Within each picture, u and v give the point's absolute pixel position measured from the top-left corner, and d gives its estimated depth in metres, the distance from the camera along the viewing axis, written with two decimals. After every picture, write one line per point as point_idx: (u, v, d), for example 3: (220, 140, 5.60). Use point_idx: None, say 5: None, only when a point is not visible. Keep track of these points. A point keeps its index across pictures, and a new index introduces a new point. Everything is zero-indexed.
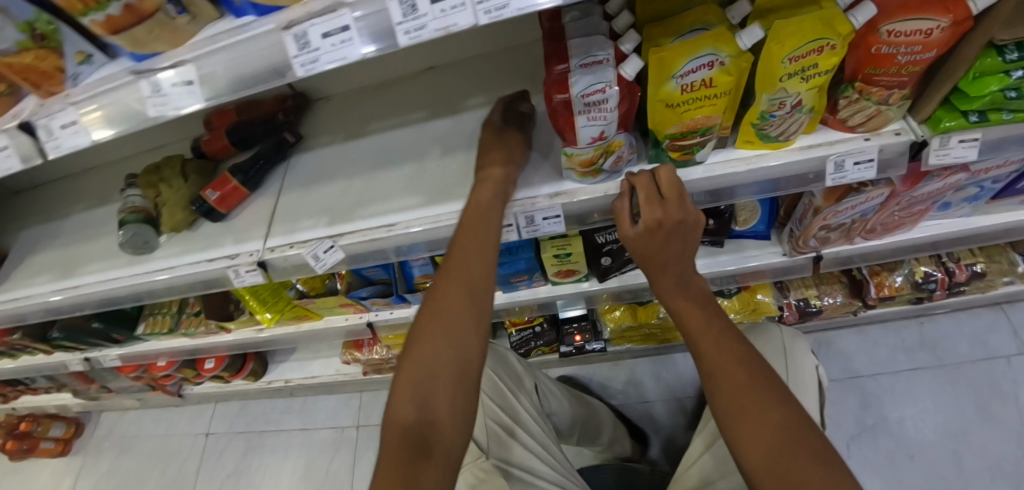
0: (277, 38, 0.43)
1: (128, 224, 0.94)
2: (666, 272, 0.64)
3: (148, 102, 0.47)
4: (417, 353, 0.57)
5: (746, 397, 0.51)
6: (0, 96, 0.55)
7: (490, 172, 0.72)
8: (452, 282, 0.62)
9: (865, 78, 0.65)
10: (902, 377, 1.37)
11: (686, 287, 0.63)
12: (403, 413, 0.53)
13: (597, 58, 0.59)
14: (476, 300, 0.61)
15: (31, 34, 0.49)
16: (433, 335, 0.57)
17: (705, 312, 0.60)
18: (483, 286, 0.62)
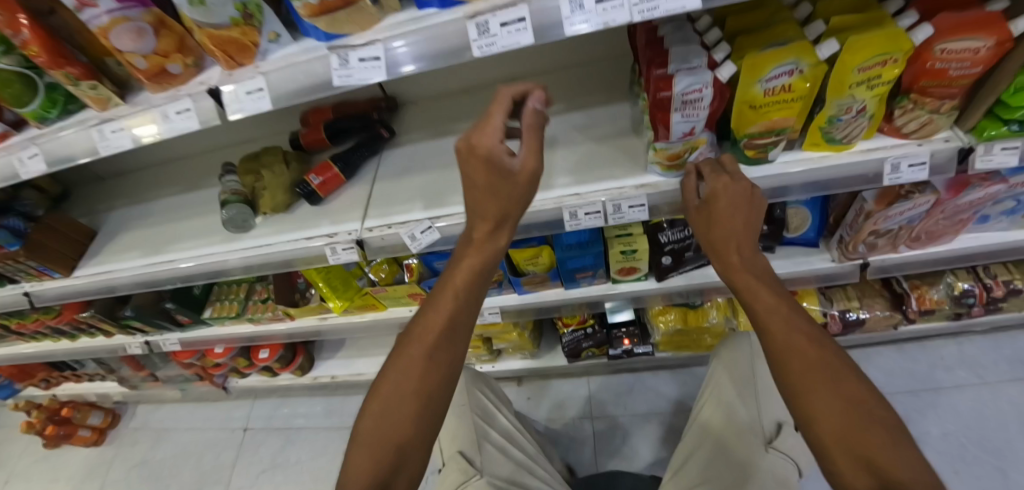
0: (461, 25, 0.53)
1: (231, 204, 1.02)
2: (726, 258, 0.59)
3: (334, 73, 0.56)
4: (387, 396, 0.50)
5: (820, 376, 0.45)
6: (188, 68, 0.67)
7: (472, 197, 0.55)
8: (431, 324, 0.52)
9: (919, 90, 0.71)
10: (943, 394, 1.39)
11: (744, 263, 0.57)
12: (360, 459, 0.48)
13: (691, 65, 0.67)
14: (456, 347, 0.52)
15: (243, 13, 0.58)
16: (407, 374, 0.50)
17: (766, 288, 0.54)
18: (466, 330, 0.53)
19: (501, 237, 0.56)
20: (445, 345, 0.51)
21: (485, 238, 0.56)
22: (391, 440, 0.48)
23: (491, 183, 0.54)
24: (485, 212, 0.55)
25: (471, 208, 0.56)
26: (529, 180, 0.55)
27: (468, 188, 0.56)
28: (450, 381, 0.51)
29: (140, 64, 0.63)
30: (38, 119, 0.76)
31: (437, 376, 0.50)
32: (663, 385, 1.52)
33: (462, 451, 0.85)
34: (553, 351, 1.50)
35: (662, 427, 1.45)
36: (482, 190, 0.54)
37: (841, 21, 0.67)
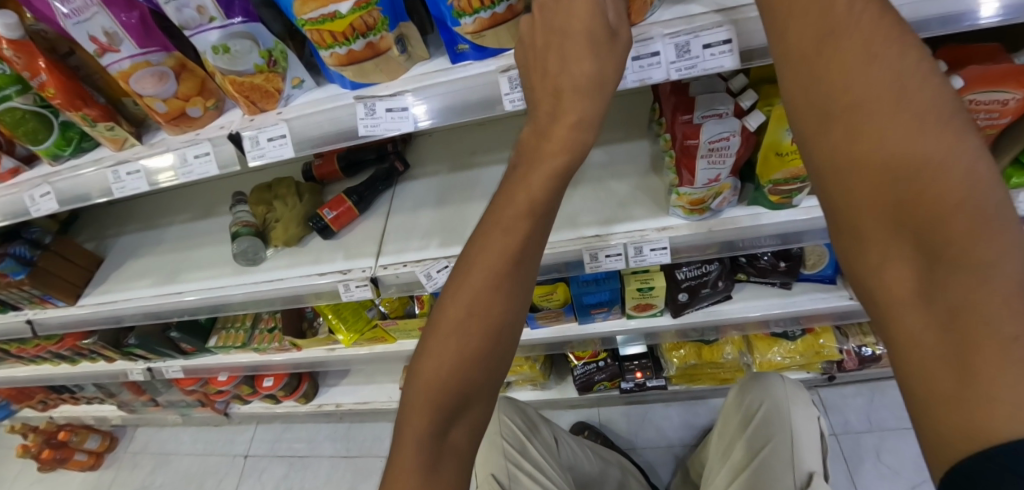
0: (493, 77, 0.53)
1: (243, 236, 1.00)
2: (818, 118, 0.34)
3: (361, 123, 0.56)
4: (438, 351, 0.47)
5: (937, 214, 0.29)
6: (209, 111, 0.65)
7: (570, 85, 0.44)
8: (477, 283, 0.46)
9: None
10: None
11: (864, 113, 0.31)
12: (422, 394, 0.47)
13: (717, 111, 0.67)
14: (503, 309, 0.47)
15: (268, 60, 0.57)
16: (457, 334, 0.46)
17: (908, 149, 0.30)
18: (514, 291, 0.47)
19: (589, 126, 0.45)
20: (490, 308, 0.46)
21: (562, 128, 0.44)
22: (440, 395, 0.46)
23: (591, 31, 0.44)
24: (542, 168, 0.45)
25: (557, 73, 0.44)
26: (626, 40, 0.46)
27: (555, 43, 0.44)
28: (505, 344, 0.48)
29: (160, 107, 0.62)
30: (51, 157, 0.74)
31: (492, 340, 0.47)
32: (675, 418, 1.48)
33: (495, 475, 0.95)
34: (563, 383, 1.47)
35: (676, 461, 1.41)
36: (580, 44, 0.43)
37: None
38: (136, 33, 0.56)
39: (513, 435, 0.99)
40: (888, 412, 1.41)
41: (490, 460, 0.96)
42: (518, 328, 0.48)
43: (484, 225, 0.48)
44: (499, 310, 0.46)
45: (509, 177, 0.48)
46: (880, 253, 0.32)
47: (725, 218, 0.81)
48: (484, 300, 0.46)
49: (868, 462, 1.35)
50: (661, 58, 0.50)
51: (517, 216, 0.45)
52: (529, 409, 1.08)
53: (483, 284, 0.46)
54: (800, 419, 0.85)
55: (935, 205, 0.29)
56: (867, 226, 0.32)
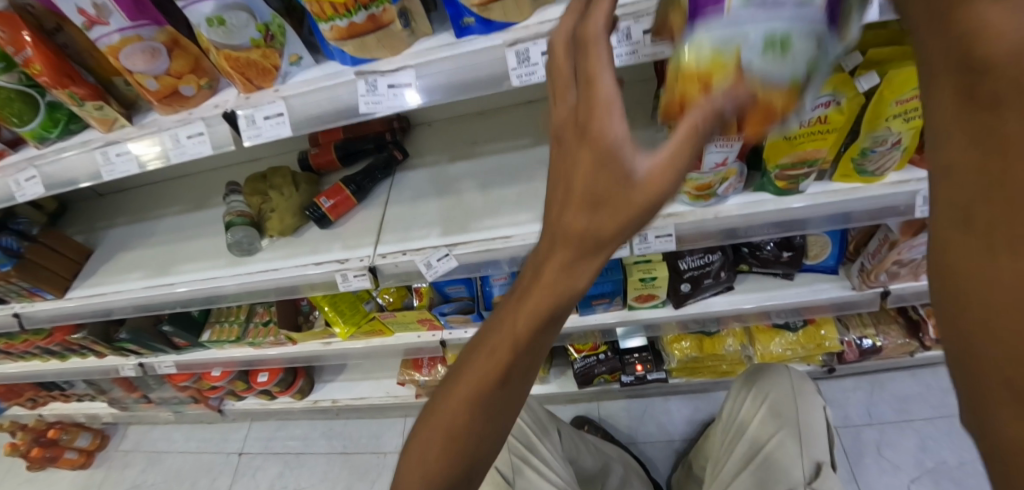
0: (501, 52, 0.51)
1: (237, 226, 0.98)
2: (993, 140, 0.20)
3: (361, 99, 0.55)
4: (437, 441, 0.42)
5: None
6: (202, 89, 0.63)
7: (562, 228, 0.34)
8: (479, 377, 0.40)
9: None
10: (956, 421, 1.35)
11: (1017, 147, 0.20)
12: (412, 486, 0.44)
13: None
14: (510, 395, 0.41)
15: (265, 34, 0.55)
16: (457, 417, 0.41)
17: None
18: (519, 381, 0.40)
19: (583, 274, 0.35)
20: (481, 417, 0.41)
21: (569, 271, 0.35)
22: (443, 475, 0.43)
23: (597, 193, 0.31)
24: (531, 302, 0.36)
25: (556, 211, 0.34)
26: (655, 206, 0.30)
27: (558, 179, 0.34)
28: (512, 420, 0.43)
29: (151, 85, 0.60)
30: (37, 140, 0.71)
31: (487, 447, 0.43)
32: (676, 413, 1.47)
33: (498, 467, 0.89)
34: (563, 377, 1.46)
35: (676, 454, 1.40)
36: (579, 197, 0.32)
37: (878, 53, 0.66)
38: (126, 5, 0.53)
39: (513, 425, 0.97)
40: (887, 405, 1.41)
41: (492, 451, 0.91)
42: (522, 407, 0.43)
43: (486, 335, 0.40)
44: (504, 398, 0.41)
45: (517, 285, 0.39)
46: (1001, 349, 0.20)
47: (732, 205, 0.80)
48: (479, 413, 0.41)
49: (867, 456, 1.35)
50: None
51: (518, 339, 0.38)
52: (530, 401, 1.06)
53: (479, 399, 0.40)
54: (808, 411, 0.85)
55: None
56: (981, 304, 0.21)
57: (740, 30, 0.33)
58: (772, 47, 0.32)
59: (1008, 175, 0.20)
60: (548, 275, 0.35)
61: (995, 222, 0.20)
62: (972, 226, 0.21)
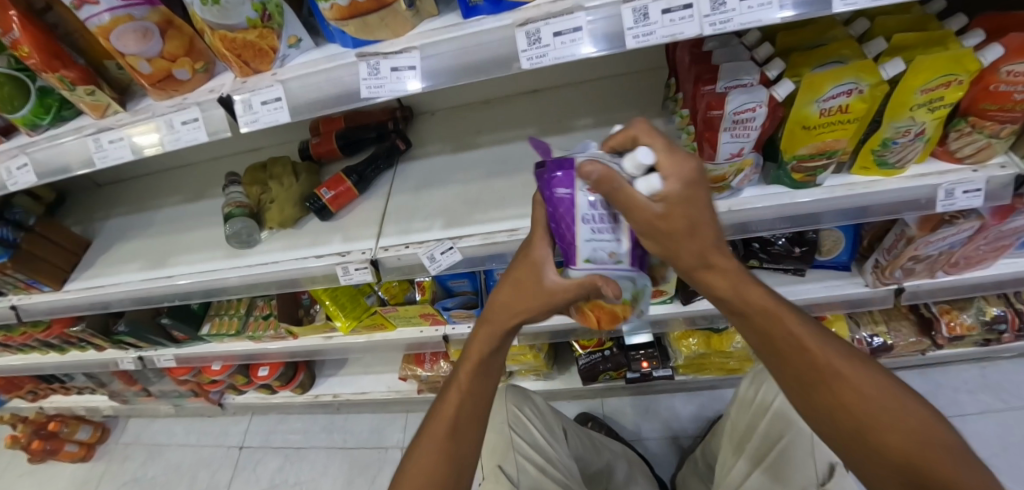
0: (510, 33, 0.49)
1: (236, 217, 0.95)
2: (754, 317, 0.52)
3: (363, 83, 0.52)
4: (413, 479, 0.60)
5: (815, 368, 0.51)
6: (197, 73, 0.61)
7: (501, 299, 0.61)
8: (443, 422, 0.62)
9: (978, 113, 0.67)
10: (966, 421, 1.32)
11: (760, 325, 0.52)
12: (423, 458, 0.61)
13: (742, 82, 0.63)
14: (464, 433, 0.62)
15: (261, 14, 0.52)
16: (442, 441, 0.61)
17: (784, 338, 0.51)
18: (471, 420, 0.63)
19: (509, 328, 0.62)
20: (475, 402, 0.64)
21: (511, 308, 0.61)
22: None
23: (524, 282, 0.59)
24: (494, 323, 0.63)
25: (503, 296, 0.61)
26: (556, 297, 0.56)
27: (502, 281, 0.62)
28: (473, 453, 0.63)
29: (144, 68, 0.57)
30: (28, 127, 0.69)
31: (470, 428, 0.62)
32: (680, 410, 1.45)
33: (501, 466, 0.87)
34: (567, 373, 1.44)
35: (681, 452, 1.38)
36: (511, 287, 0.60)
37: (903, 39, 0.63)
38: None
39: (518, 424, 0.95)
40: None
41: (497, 451, 0.89)
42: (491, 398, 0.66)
43: (468, 350, 0.65)
44: (461, 438, 0.62)
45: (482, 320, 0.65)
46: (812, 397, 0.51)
47: (746, 198, 0.77)
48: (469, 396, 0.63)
49: None
50: (694, 11, 0.44)
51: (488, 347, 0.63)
52: (535, 400, 1.05)
53: (466, 385, 0.64)
54: None
55: (812, 366, 0.51)
56: (798, 383, 0.52)
57: (593, 273, 0.54)
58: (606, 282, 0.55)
59: (765, 329, 0.52)
60: (502, 309, 0.62)
61: (779, 351, 0.52)
62: (775, 355, 0.53)
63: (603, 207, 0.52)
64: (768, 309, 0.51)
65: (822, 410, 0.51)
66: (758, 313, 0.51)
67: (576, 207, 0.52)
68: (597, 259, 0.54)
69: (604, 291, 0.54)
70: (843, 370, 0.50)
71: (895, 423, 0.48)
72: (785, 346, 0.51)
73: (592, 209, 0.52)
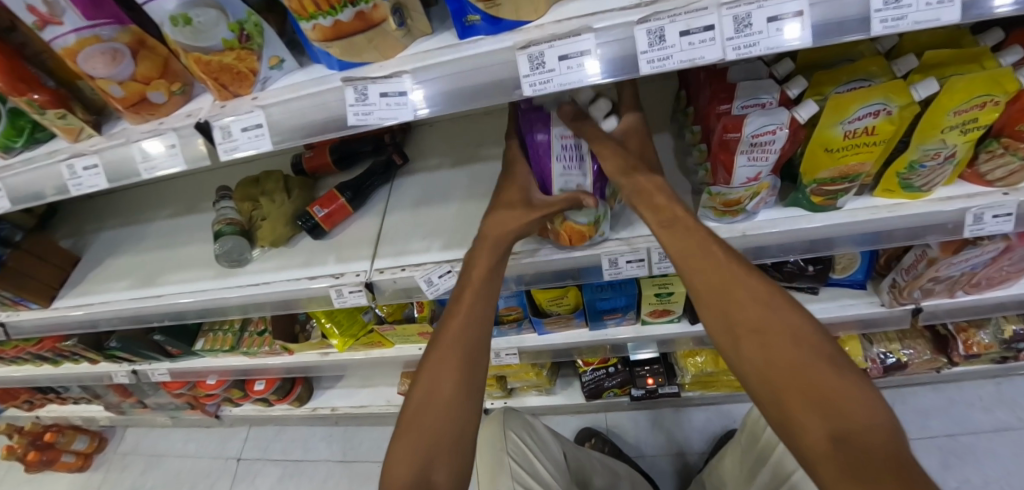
0: (511, 56, 0.44)
1: (226, 235, 0.92)
2: (687, 240, 0.54)
3: (349, 110, 0.47)
4: (422, 410, 0.54)
5: (733, 288, 0.49)
6: (174, 96, 0.57)
7: (489, 223, 0.68)
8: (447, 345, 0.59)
9: (1011, 134, 0.63)
10: (980, 439, 1.28)
11: (689, 247, 0.54)
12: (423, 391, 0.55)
13: (761, 101, 0.59)
14: (469, 351, 0.58)
15: (239, 34, 0.48)
16: (443, 370, 0.56)
17: (710, 258, 0.52)
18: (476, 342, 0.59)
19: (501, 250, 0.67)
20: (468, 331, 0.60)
21: (502, 231, 0.67)
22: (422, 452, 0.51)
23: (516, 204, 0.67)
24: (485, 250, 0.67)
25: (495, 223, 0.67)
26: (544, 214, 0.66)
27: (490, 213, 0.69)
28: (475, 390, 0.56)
29: (116, 92, 0.53)
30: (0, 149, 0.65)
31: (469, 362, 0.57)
32: (687, 425, 1.41)
33: None
34: (570, 388, 1.40)
35: (687, 470, 1.34)
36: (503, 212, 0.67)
37: (935, 56, 0.59)
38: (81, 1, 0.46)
39: (517, 452, 0.89)
40: (907, 420, 1.34)
41: (496, 481, 0.84)
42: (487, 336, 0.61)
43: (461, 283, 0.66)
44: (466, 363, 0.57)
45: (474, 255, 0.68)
46: (735, 323, 0.47)
47: (761, 222, 0.73)
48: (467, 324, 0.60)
49: None
50: (716, 34, 0.40)
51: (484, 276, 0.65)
52: (535, 425, 1.00)
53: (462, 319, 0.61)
54: None
55: (732, 287, 0.49)
56: (719, 306, 0.49)
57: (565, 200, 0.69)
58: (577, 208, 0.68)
59: (696, 250, 0.53)
60: (492, 234, 0.67)
61: (705, 273, 0.51)
62: (699, 279, 0.51)
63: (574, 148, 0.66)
64: (697, 232, 0.54)
65: (736, 336, 0.47)
66: (687, 231, 0.55)
67: (553, 149, 0.66)
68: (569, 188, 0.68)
69: (584, 203, 0.66)
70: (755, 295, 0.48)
71: (806, 357, 0.43)
72: (706, 261, 0.52)
73: (565, 150, 0.67)
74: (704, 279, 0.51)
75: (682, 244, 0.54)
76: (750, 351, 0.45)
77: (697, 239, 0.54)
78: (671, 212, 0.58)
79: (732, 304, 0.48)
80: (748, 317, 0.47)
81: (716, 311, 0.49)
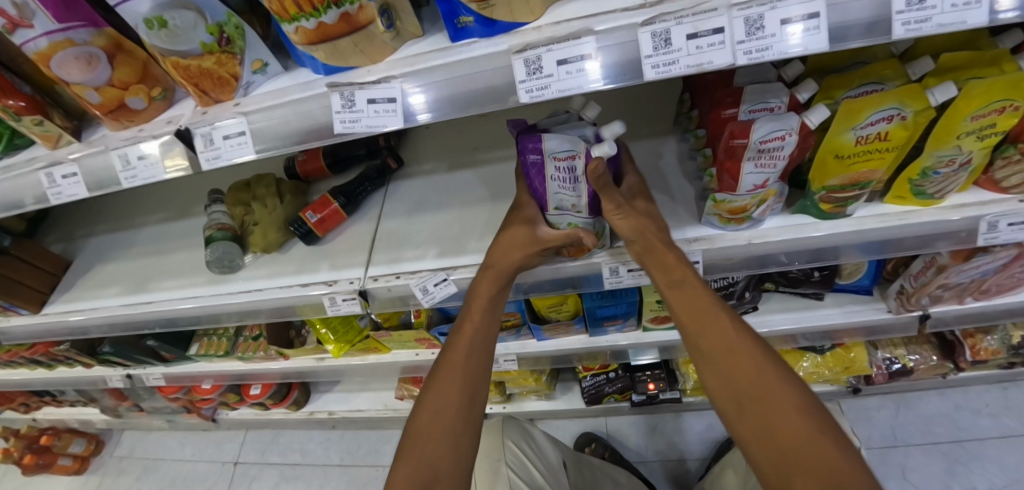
0: (505, 61, 0.42)
1: (217, 241, 0.89)
2: (690, 308, 0.57)
3: (336, 117, 0.45)
4: (423, 438, 0.56)
5: (735, 357, 0.52)
6: (155, 101, 0.55)
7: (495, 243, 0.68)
8: (450, 372, 0.60)
9: None
10: (986, 445, 1.26)
11: (694, 317, 0.57)
12: (426, 418, 0.57)
13: (768, 105, 0.57)
14: (474, 380, 0.60)
15: (218, 37, 0.46)
16: (447, 399, 0.58)
17: (713, 327, 0.55)
18: (477, 372, 0.61)
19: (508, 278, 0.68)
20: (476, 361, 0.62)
21: (509, 258, 0.67)
22: (422, 482, 0.53)
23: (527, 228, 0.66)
24: (491, 276, 0.67)
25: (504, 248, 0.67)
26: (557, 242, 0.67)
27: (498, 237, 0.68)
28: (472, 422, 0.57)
29: (92, 97, 0.51)
30: None
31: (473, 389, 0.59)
32: (688, 430, 1.39)
33: None
34: (570, 393, 1.38)
35: (688, 476, 1.32)
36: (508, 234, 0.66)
37: (952, 58, 0.56)
38: (52, 4, 0.44)
39: (515, 461, 0.87)
40: (912, 426, 1.32)
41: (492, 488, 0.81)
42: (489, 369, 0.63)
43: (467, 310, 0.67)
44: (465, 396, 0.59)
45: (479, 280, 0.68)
46: (733, 391, 0.51)
47: (768, 229, 0.71)
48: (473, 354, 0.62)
49: (891, 481, 1.25)
50: (726, 37, 0.37)
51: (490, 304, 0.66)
52: (534, 434, 0.98)
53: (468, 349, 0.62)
54: None
55: (734, 358, 0.52)
56: (721, 373, 0.52)
57: (559, 220, 0.67)
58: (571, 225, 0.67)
59: (700, 319, 0.56)
60: (500, 261, 0.67)
61: (708, 343, 0.54)
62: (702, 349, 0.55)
63: (567, 170, 0.60)
64: (700, 300, 0.57)
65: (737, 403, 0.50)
66: (693, 294, 0.58)
67: (546, 170, 0.61)
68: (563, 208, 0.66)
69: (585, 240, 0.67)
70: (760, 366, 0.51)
71: (805, 426, 0.46)
72: (713, 330, 0.55)
73: (559, 172, 0.61)
74: (712, 345, 0.54)
75: (687, 312, 0.57)
76: (749, 415, 0.49)
77: (702, 308, 0.57)
78: (678, 276, 0.60)
79: (732, 373, 0.51)
80: (754, 389, 0.49)
81: (718, 380, 0.52)
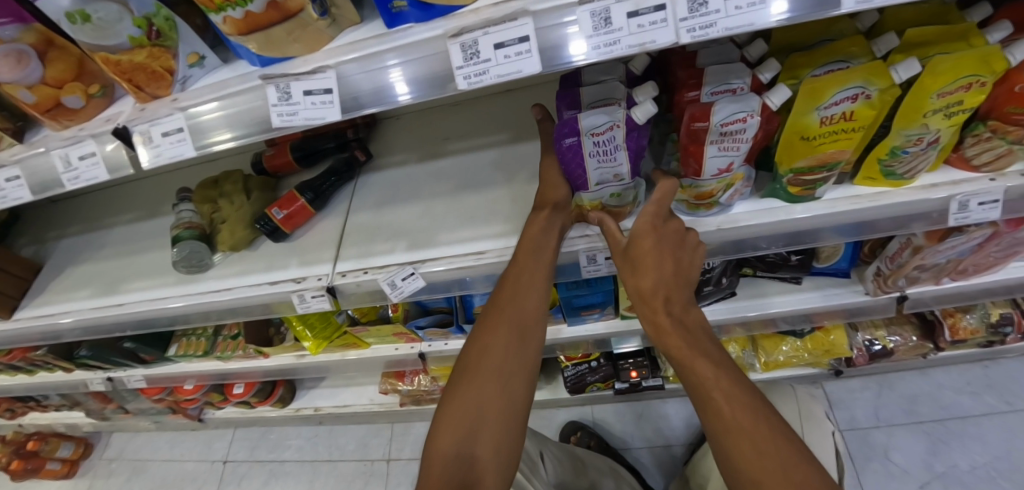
0: (443, 46, 0.40)
1: (184, 240, 0.88)
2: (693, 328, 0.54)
3: (274, 110, 0.43)
4: (465, 386, 0.57)
5: (736, 395, 0.47)
6: (93, 99, 0.53)
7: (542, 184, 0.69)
8: (498, 321, 0.61)
9: (1000, 116, 0.59)
10: (967, 423, 1.27)
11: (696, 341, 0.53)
12: (473, 370, 0.58)
13: (731, 86, 0.56)
14: (517, 340, 0.59)
15: (147, 30, 0.44)
16: (487, 359, 0.58)
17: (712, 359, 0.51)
18: (527, 330, 0.60)
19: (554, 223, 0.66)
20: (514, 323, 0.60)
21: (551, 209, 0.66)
22: (466, 426, 0.55)
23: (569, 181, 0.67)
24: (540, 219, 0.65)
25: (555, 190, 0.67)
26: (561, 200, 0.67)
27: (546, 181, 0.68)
28: (510, 378, 0.57)
29: (25, 97, 0.50)
30: None
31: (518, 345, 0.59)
32: (675, 416, 1.39)
33: None
34: (555, 383, 1.38)
35: (674, 461, 1.33)
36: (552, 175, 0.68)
37: (918, 34, 0.55)
38: None
39: None
40: (893, 405, 1.33)
41: None
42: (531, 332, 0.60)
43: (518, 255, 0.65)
44: (509, 369, 0.58)
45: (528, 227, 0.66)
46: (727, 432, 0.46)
47: (737, 214, 0.70)
48: (515, 317, 0.61)
49: (874, 461, 1.27)
50: (668, 14, 0.36)
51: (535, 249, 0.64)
52: None
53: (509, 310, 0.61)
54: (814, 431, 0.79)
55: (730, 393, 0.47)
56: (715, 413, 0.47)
57: (598, 195, 0.66)
58: (613, 195, 0.66)
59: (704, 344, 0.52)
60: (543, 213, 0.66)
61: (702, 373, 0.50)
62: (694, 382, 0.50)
63: (607, 142, 0.58)
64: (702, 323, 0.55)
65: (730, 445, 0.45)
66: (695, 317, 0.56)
67: (584, 147, 0.59)
68: (602, 182, 0.64)
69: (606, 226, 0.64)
70: (753, 414, 0.46)
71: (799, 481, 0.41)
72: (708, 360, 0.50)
73: (598, 146, 0.58)
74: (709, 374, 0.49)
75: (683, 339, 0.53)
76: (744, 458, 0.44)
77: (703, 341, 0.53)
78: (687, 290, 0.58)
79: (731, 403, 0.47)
80: (752, 435, 0.44)
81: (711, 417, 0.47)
